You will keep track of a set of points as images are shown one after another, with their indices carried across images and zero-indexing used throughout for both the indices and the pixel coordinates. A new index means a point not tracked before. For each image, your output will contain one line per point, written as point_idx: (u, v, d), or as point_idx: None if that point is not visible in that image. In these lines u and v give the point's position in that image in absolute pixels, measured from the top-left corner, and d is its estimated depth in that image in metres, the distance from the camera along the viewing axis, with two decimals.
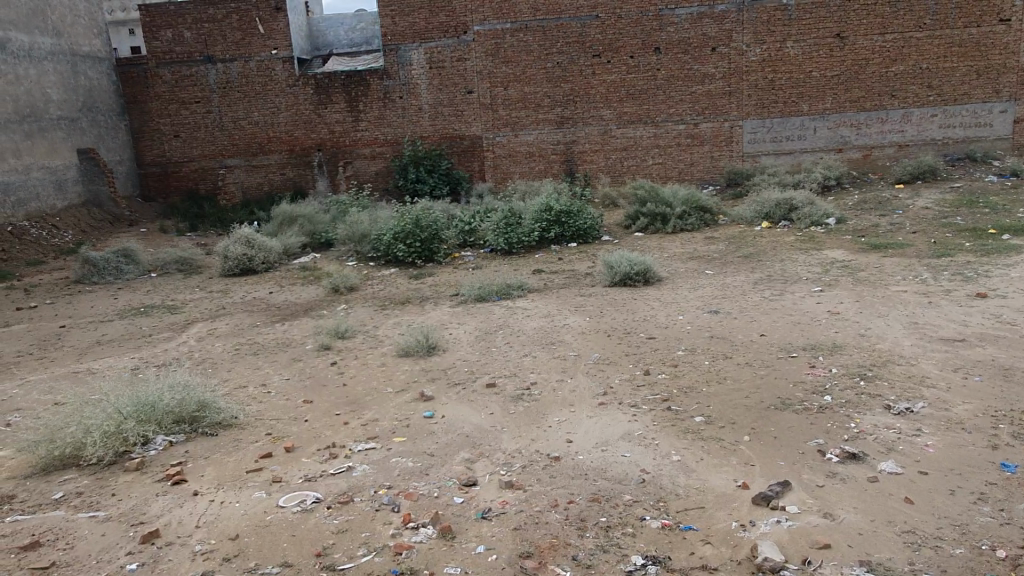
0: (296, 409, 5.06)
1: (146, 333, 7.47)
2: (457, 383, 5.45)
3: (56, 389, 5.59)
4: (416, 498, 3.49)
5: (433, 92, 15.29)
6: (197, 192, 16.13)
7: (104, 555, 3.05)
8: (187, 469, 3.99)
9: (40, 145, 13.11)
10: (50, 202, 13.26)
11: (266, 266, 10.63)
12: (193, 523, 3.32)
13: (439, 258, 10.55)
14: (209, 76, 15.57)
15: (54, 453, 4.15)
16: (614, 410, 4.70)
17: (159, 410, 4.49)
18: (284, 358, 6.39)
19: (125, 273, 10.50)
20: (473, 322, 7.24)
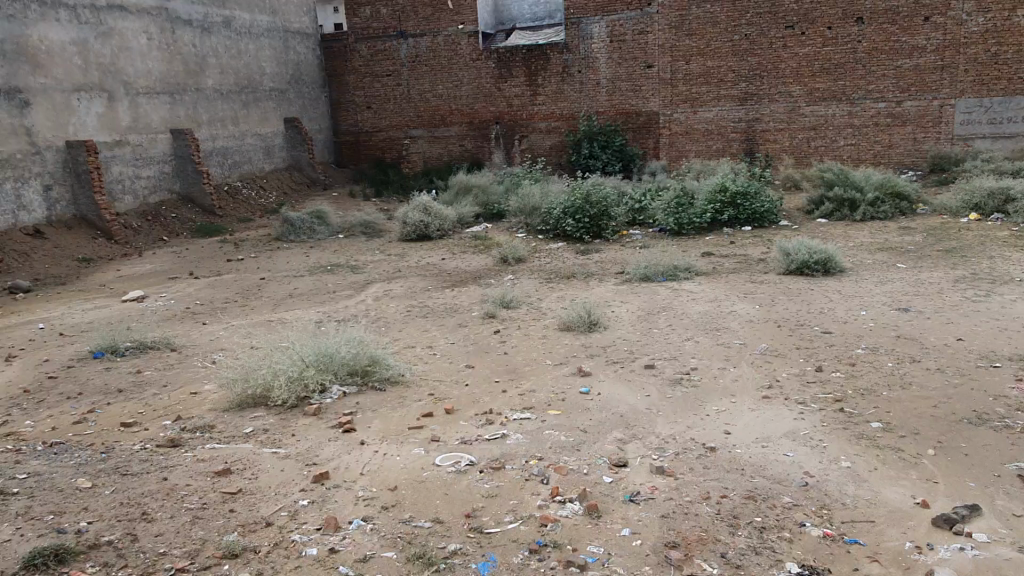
0: (459, 372, 5.27)
1: (331, 290, 8.09)
2: (615, 362, 5.40)
3: (253, 335, 6.20)
4: (566, 472, 3.51)
5: (612, 66, 15.11)
6: (383, 160, 17.11)
7: (282, 489, 3.35)
8: (357, 419, 4.29)
9: (253, 113, 14.48)
10: (259, 166, 14.67)
11: (441, 234, 11.09)
12: (359, 470, 3.55)
13: (607, 235, 10.45)
14: (400, 51, 16.38)
15: (246, 392, 4.61)
16: (780, 405, 4.44)
17: (337, 361, 4.85)
18: (451, 322, 6.66)
19: (317, 233, 11.38)
20: (637, 302, 7.12)
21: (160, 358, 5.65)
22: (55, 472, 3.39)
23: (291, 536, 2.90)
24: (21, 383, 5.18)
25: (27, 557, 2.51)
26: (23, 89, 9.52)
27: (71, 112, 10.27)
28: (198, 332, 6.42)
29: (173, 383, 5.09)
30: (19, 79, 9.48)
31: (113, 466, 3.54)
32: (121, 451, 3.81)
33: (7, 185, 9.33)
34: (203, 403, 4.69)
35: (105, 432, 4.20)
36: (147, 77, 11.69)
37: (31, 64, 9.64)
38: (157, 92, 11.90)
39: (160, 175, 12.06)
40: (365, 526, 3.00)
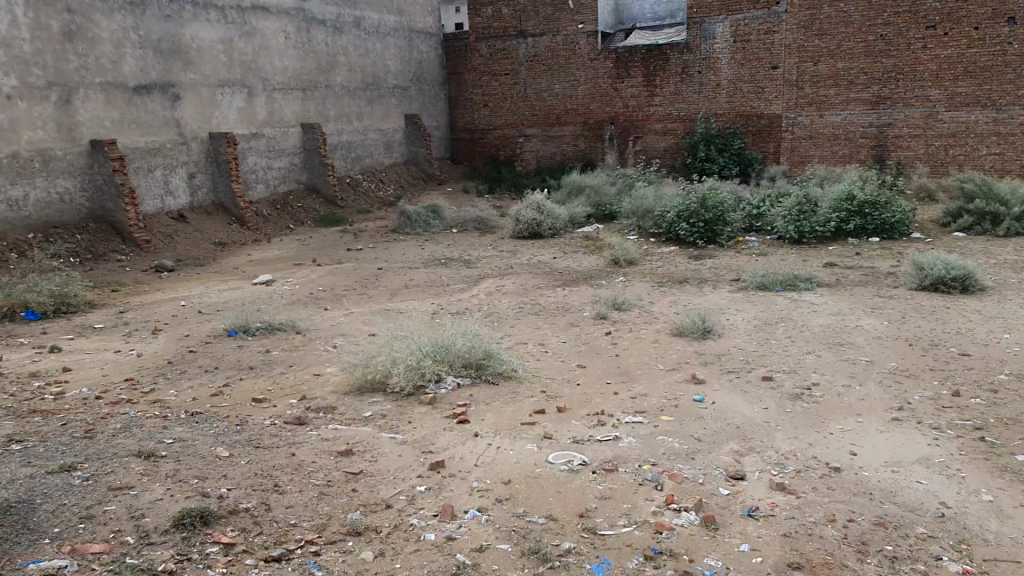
0: (570, 371, 5.28)
1: (445, 283, 8.28)
2: (731, 371, 5.25)
3: (372, 322, 6.44)
4: (681, 480, 3.44)
5: (735, 67, 14.67)
6: (497, 157, 17.34)
7: (401, 473, 3.46)
8: (471, 411, 4.37)
9: (377, 110, 15.03)
10: (379, 160, 15.22)
11: (552, 233, 11.13)
12: (473, 461, 3.62)
13: (722, 240, 10.16)
14: (519, 50, 16.55)
15: (367, 377, 4.79)
16: (911, 429, 4.18)
17: (452, 353, 4.96)
18: (562, 321, 6.67)
19: (431, 227, 11.68)
20: (753, 311, 6.89)
21: (286, 340, 5.97)
22: (197, 440, 3.65)
23: (410, 520, 2.99)
24: (165, 355, 5.60)
25: (177, 516, 2.65)
26: (174, 83, 10.31)
27: (215, 106, 11.03)
28: (321, 317, 6.73)
29: (298, 364, 5.36)
30: (171, 74, 10.28)
31: (247, 438, 3.77)
32: (253, 425, 4.05)
33: (156, 172, 10.12)
34: (326, 385, 4.92)
35: (239, 406, 4.48)
36: (283, 74, 12.37)
37: (182, 60, 10.43)
38: (291, 88, 12.57)
39: (290, 166, 12.73)
40: (480, 517, 3.05)
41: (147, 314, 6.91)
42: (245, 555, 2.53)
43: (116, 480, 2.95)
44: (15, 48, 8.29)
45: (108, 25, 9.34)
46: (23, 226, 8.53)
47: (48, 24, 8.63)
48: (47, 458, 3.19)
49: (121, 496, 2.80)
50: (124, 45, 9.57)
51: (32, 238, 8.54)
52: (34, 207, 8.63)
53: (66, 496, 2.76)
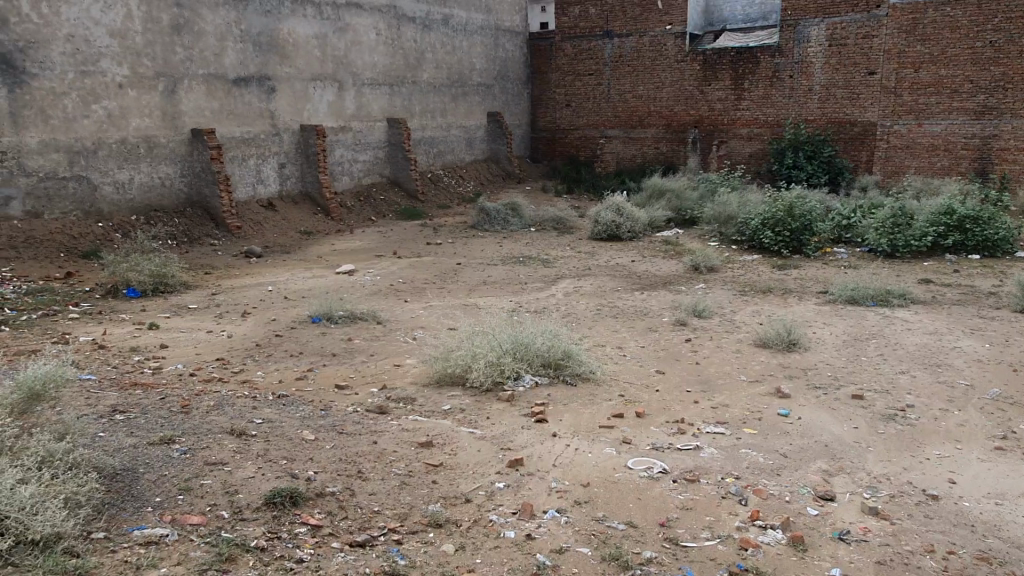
0: (649, 377, 5.18)
1: (523, 281, 8.29)
2: (817, 387, 5.05)
3: (451, 317, 6.51)
4: (766, 496, 3.33)
5: (828, 72, 14.15)
6: (577, 157, 17.27)
7: (480, 468, 3.47)
8: (549, 410, 4.35)
9: (461, 107, 15.20)
10: (460, 156, 15.39)
11: (631, 236, 11.00)
12: (552, 461, 3.61)
13: (808, 251, 9.83)
14: (605, 50, 16.42)
15: (446, 370, 4.82)
16: (1015, 460, 3.93)
17: (531, 351, 4.95)
18: (641, 326, 6.57)
19: (510, 225, 11.71)
20: (842, 325, 6.62)
21: (368, 329, 6.09)
22: (284, 421, 3.76)
23: (490, 516, 2.99)
24: (254, 337, 5.81)
25: (268, 494, 2.73)
26: (270, 76, 10.69)
27: (307, 99, 11.37)
28: (401, 309, 6.85)
29: (378, 354, 5.46)
30: (268, 68, 10.66)
31: (330, 424, 3.86)
32: (337, 411, 4.14)
33: (250, 161, 10.52)
34: (407, 376, 4.99)
35: (322, 392, 4.60)
36: (373, 69, 12.65)
37: (279, 54, 10.79)
38: (379, 83, 12.84)
39: (374, 160, 13.01)
40: (559, 518, 3.03)
41: (237, 297, 7.18)
42: (332, 538, 2.58)
43: (211, 455, 3.07)
44: (128, 40, 8.77)
45: (213, 19, 9.76)
46: (128, 208, 9.01)
47: (159, 18, 9.09)
48: (148, 430, 3.34)
49: (216, 472, 2.90)
50: (226, 39, 9.96)
51: (134, 220, 9.01)
52: (138, 191, 9.11)
53: (166, 467, 2.87)
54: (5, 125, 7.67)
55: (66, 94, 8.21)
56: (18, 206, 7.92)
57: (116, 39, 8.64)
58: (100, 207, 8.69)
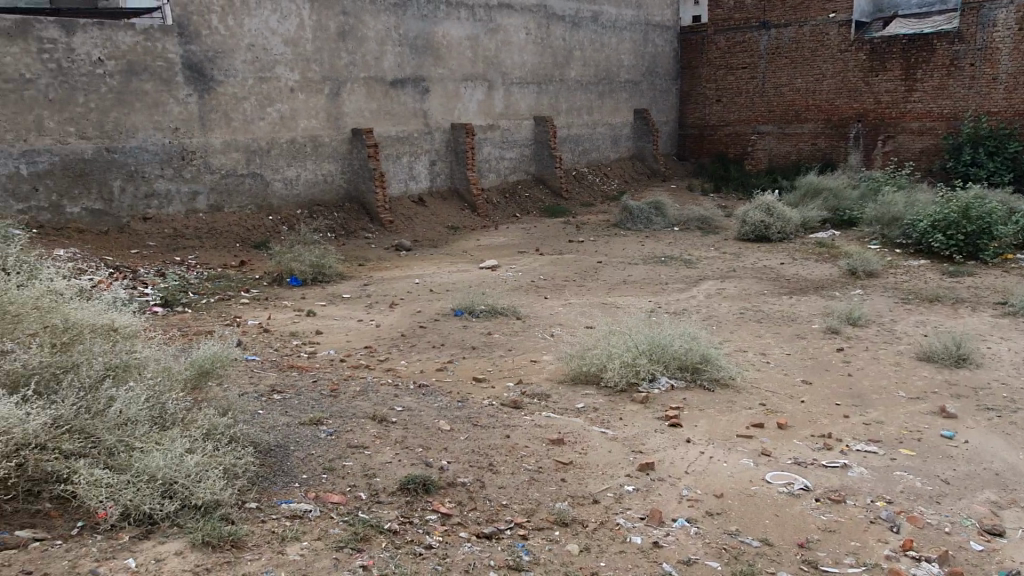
0: (794, 387, 4.90)
1: (664, 281, 8.11)
2: (990, 408, 4.57)
3: (589, 315, 6.49)
4: (922, 525, 3.06)
5: (1017, 59, 12.78)
6: (726, 155, 16.65)
7: (610, 469, 3.44)
8: (684, 415, 4.24)
9: (607, 104, 15.10)
10: (605, 153, 15.31)
11: (781, 236, 10.46)
12: (686, 468, 3.51)
13: (986, 256, 8.90)
14: (761, 42, 15.68)
15: (581, 369, 4.81)
16: None
17: (668, 353, 4.85)
18: (789, 332, 6.23)
19: (653, 224, 11.48)
20: (1021, 342, 5.95)
21: (507, 324, 6.20)
22: (423, 410, 3.92)
23: (617, 519, 2.95)
24: (400, 327, 6.09)
25: (404, 480, 2.85)
26: (425, 78, 11.14)
27: (459, 99, 11.73)
28: (540, 305, 6.92)
29: (516, 349, 5.55)
30: (423, 69, 11.11)
31: (467, 415, 3.97)
32: (474, 403, 4.26)
33: (403, 159, 11.03)
34: (542, 372, 5.03)
35: (461, 383, 4.74)
36: (522, 68, 12.84)
37: (434, 56, 11.22)
38: (527, 82, 13.02)
39: (520, 158, 13.22)
40: (689, 528, 2.95)
41: (386, 289, 7.55)
42: (460, 527, 2.65)
43: (354, 438, 3.26)
44: (300, 47, 9.47)
45: (375, 25, 10.30)
46: (294, 203, 9.74)
47: (328, 25, 9.74)
48: (301, 410, 3.61)
49: (357, 454, 3.07)
50: (386, 43, 10.49)
51: (299, 213, 9.72)
52: (303, 187, 9.82)
53: (313, 446, 3.08)
54: (195, 128, 8.57)
55: (246, 98, 9.01)
56: (203, 200, 8.79)
57: (289, 46, 9.36)
58: (270, 201, 9.45)
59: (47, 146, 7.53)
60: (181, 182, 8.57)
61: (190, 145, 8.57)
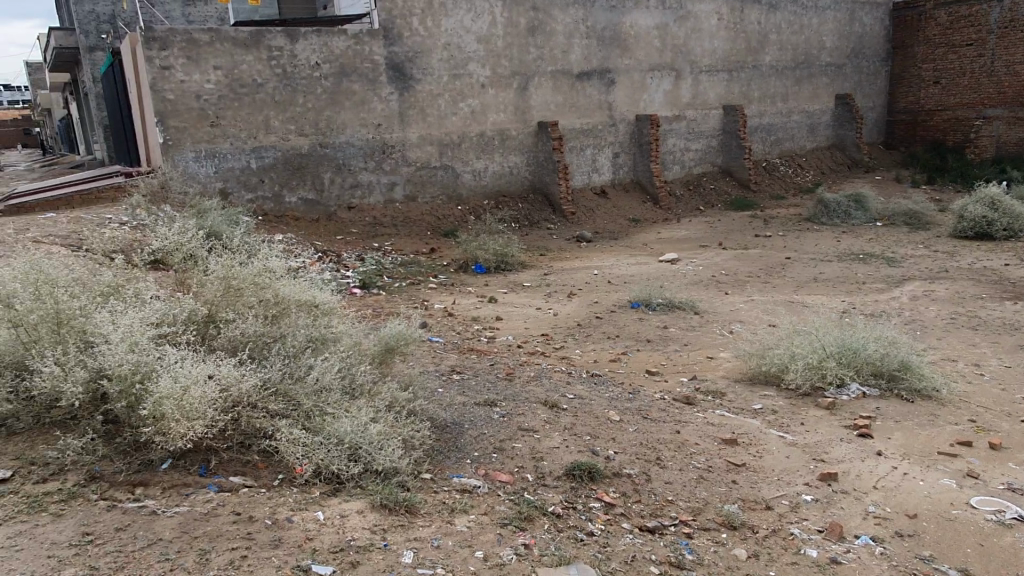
0: (1014, 404, 4.33)
1: (861, 280, 7.49)
2: None
3: (774, 313, 6.16)
4: None
5: None
6: (944, 143, 14.98)
7: (787, 476, 3.26)
8: (875, 426, 3.90)
9: (805, 90, 14.15)
10: (801, 143, 14.39)
11: (1007, 234, 9.25)
12: (874, 482, 3.24)
13: None
14: (991, 15, 13.91)
15: (761, 369, 4.59)
16: None
17: (860, 358, 4.49)
18: (1010, 342, 5.51)
19: (852, 218, 10.62)
20: None
21: (685, 319, 6.06)
22: (594, 399, 3.95)
23: (791, 529, 2.80)
24: (576, 317, 6.15)
25: (570, 466, 2.90)
26: (611, 69, 11.11)
27: (645, 90, 11.57)
28: (721, 301, 6.67)
29: (692, 344, 5.40)
30: (610, 60, 11.08)
31: (638, 407, 3.95)
32: (646, 396, 4.22)
33: (587, 151, 11.10)
34: (719, 369, 4.86)
35: (633, 375, 4.72)
36: (712, 56, 12.39)
37: (621, 47, 11.15)
38: (718, 70, 12.54)
39: (707, 149, 12.79)
40: (873, 547, 2.73)
41: (565, 279, 7.65)
42: (623, 518, 2.64)
43: (525, 422, 3.36)
44: (491, 44, 9.82)
45: (563, 19, 10.43)
46: (481, 194, 10.14)
47: (518, 22, 10.01)
48: (478, 391, 3.78)
49: (527, 437, 3.17)
50: (574, 36, 10.57)
51: (485, 204, 10.11)
52: (490, 178, 10.19)
53: (486, 426, 3.22)
54: (394, 124, 9.20)
55: (441, 95, 9.51)
56: (400, 190, 9.41)
57: (482, 44, 9.75)
58: (460, 192, 9.92)
59: (272, 143, 8.45)
60: (382, 174, 9.24)
61: (390, 140, 9.21)
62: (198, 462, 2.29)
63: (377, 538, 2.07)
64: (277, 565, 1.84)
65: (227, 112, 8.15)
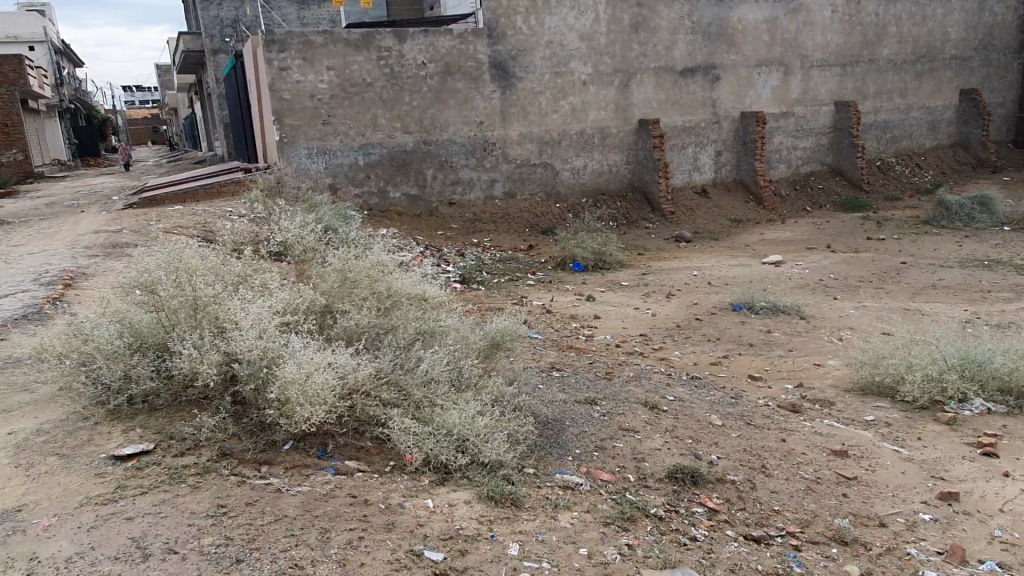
0: None
1: (985, 288, 6.99)
2: None
3: (888, 320, 5.84)
4: None
5: None
6: None
7: (902, 493, 3.10)
8: (1002, 445, 3.64)
9: (927, 85, 13.33)
10: (919, 141, 13.57)
11: None
12: (1001, 504, 3.02)
13: None
14: None
15: (874, 379, 4.38)
16: None
17: (986, 372, 4.20)
18: None
19: (977, 222, 9.91)
20: None
21: (790, 324, 5.84)
22: (695, 402, 3.88)
23: (906, 548, 2.66)
24: (675, 319, 6.05)
25: (672, 469, 2.87)
26: (716, 65, 10.83)
27: (751, 86, 11.22)
28: (829, 306, 6.39)
29: (798, 350, 5.21)
30: (715, 56, 10.80)
31: (741, 413, 3.85)
32: (748, 401, 4.11)
33: (688, 149, 10.88)
34: (827, 377, 4.66)
35: (735, 379, 4.60)
36: (825, 50, 11.87)
37: (727, 42, 10.85)
38: (830, 65, 12.00)
39: (816, 147, 12.27)
40: (999, 573, 2.55)
41: (664, 279, 7.54)
42: (727, 525, 2.58)
43: (626, 422, 3.34)
44: (594, 41, 9.78)
45: (668, 14, 10.24)
46: (580, 192, 10.12)
47: (621, 18, 9.91)
48: (577, 389, 3.78)
49: (627, 437, 3.15)
50: (679, 32, 10.36)
51: (584, 202, 10.08)
52: (589, 176, 10.15)
53: (587, 425, 3.22)
54: (496, 122, 9.32)
55: (542, 92, 9.56)
56: (500, 187, 9.53)
57: (584, 41, 9.72)
58: (558, 189, 9.93)
59: (379, 140, 8.75)
60: (482, 171, 9.39)
61: (491, 137, 9.34)
62: (316, 445, 2.40)
63: (485, 529, 2.12)
64: (392, 548, 1.92)
65: (338, 110, 8.49)
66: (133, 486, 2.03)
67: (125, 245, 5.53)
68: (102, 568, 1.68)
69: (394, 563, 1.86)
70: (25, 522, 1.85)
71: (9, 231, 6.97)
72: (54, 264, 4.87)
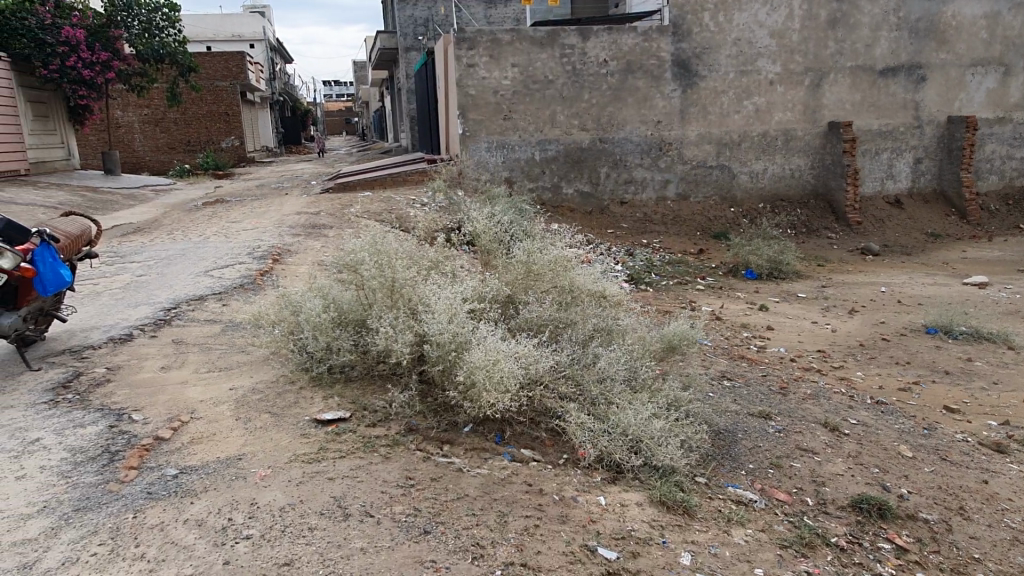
0: None
1: None
2: None
3: None
4: None
5: None
6: None
7: None
8: None
9: None
10: None
11: None
12: None
13: None
14: None
15: None
16: None
17: None
18: None
19: None
20: None
21: (995, 353, 5.25)
22: (880, 430, 3.59)
23: None
24: (858, 337, 5.63)
25: (856, 498, 2.68)
26: (924, 64, 9.89)
27: (963, 87, 10.16)
28: None
29: (1005, 383, 4.66)
30: (923, 55, 9.87)
31: (934, 446, 3.51)
32: (943, 434, 3.74)
33: (883, 155, 10.08)
34: None
35: (927, 409, 4.19)
36: None
37: (937, 39, 9.88)
38: None
39: None
40: None
41: (847, 293, 7.04)
42: (918, 567, 2.36)
43: (805, 441, 3.16)
44: (786, 38, 9.28)
45: (871, 10, 9.49)
46: (758, 196, 9.68)
47: (818, 14, 9.32)
48: (750, 401, 3.64)
49: (806, 458, 2.99)
50: (882, 28, 9.57)
51: (761, 207, 9.64)
52: (769, 181, 9.69)
53: (763, 439, 3.09)
54: (674, 121, 9.13)
55: (725, 92, 9.23)
56: (673, 188, 9.35)
57: (775, 38, 9.26)
58: (735, 193, 9.57)
59: (556, 136, 8.88)
60: (656, 171, 9.25)
61: (668, 137, 9.17)
62: (495, 430, 2.49)
63: (657, 534, 2.09)
64: (567, 540, 1.94)
65: (519, 106, 8.72)
66: (333, 449, 2.21)
67: (324, 226, 6.02)
68: (310, 521, 1.84)
69: (569, 556, 1.88)
70: (245, 470, 2.07)
71: (228, 208, 7.84)
72: (265, 240, 5.41)
